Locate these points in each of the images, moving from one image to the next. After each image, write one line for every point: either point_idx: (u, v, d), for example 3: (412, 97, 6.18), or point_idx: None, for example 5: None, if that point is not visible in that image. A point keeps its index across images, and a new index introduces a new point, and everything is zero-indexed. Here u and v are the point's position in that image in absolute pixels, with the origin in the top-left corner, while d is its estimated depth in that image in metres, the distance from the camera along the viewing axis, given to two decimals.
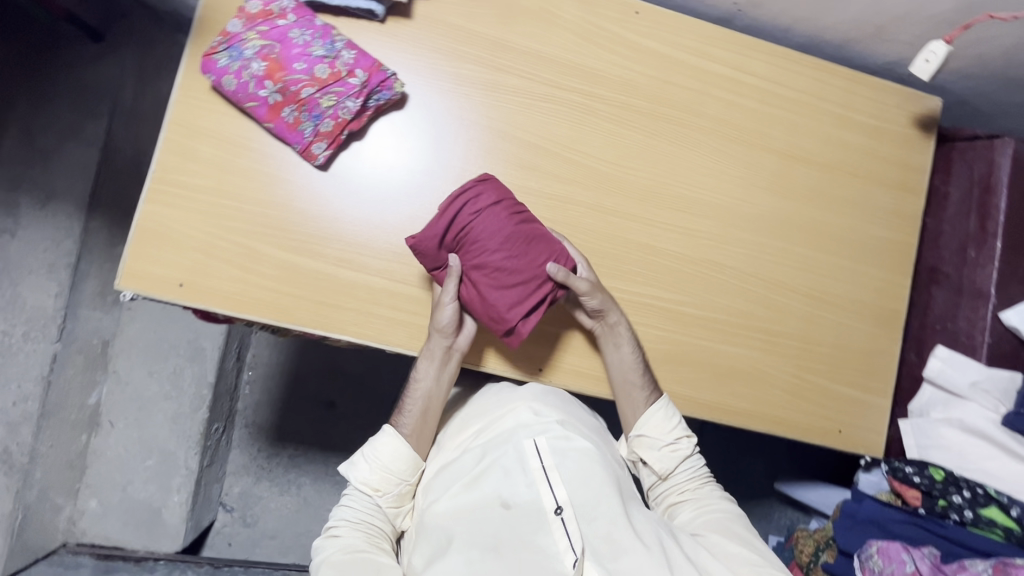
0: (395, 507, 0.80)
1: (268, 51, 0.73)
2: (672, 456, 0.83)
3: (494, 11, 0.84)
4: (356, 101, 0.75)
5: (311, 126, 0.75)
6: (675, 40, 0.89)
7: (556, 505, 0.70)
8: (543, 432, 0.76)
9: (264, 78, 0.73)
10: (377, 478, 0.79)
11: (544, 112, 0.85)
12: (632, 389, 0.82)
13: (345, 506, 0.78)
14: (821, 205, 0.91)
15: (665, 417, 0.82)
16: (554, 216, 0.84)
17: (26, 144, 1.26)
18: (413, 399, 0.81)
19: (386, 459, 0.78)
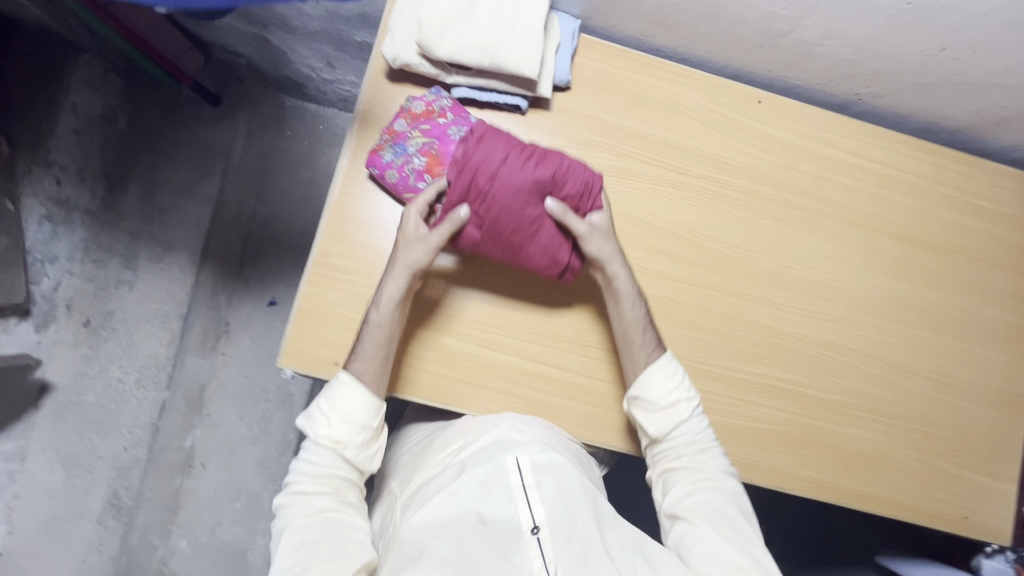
0: (361, 454, 0.76)
1: (429, 148, 0.78)
2: (668, 419, 0.80)
3: (626, 103, 0.88)
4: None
5: None
6: (797, 129, 0.92)
7: (533, 525, 0.67)
8: (526, 450, 0.74)
9: (424, 173, 0.78)
10: (338, 431, 0.74)
11: (672, 198, 0.88)
12: (635, 344, 0.81)
13: (305, 458, 0.75)
14: (941, 290, 0.92)
15: (667, 374, 0.80)
16: (682, 299, 0.87)
17: (146, 202, 1.33)
18: (369, 338, 0.76)
19: (343, 407, 0.74)
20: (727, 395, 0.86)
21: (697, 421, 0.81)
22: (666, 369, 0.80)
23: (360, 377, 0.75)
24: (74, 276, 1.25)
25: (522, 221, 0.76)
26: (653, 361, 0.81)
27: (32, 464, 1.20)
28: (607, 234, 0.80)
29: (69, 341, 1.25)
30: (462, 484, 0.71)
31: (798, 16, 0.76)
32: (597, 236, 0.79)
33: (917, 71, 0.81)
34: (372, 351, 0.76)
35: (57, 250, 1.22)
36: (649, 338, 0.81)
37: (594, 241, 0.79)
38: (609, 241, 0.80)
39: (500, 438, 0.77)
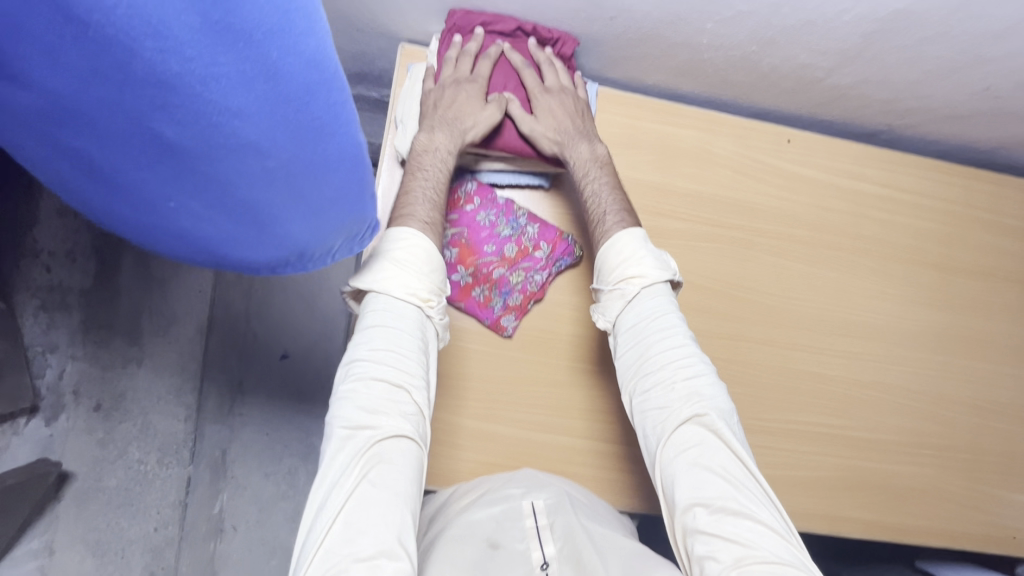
0: (440, 325, 0.67)
1: (459, 238, 0.79)
2: (620, 305, 0.70)
3: (654, 156, 0.84)
4: (544, 274, 0.80)
5: (501, 302, 0.80)
6: (828, 165, 0.89)
7: (543, 561, 0.63)
8: (541, 494, 0.71)
9: (457, 265, 0.79)
10: (428, 287, 0.65)
11: (709, 253, 0.85)
12: (598, 218, 0.74)
13: (383, 319, 0.62)
14: (977, 315, 0.92)
15: (621, 248, 0.70)
16: (728, 357, 0.85)
17: (142, 272, 1.23)
18: (427, 181, 0.69)
19: (423, 266, 0.64)
20: (783, 448, 0.85)
21: (652, 303, 0.69)
22: (628, 243, 0.70)
23: (417, 226, 0.66)
24: (78, 359, 1.12)
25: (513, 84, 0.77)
26: (626, 231, 0.71)
27: (61, 556, 1.03)
28: (561, 114, 0.76)
29: (82, 428, 1.11)
30: (472, 515, 0.68)
31: (836, 66, 0.74)
32: (551, 102, 0.76)
33: (952, 107, 0.80)
34: (431, 199, 0.69)
35: (56, 339, 1.09)
36: (621, 209, 0.73)
37: (542, 121, 0.75)
38: (559, 118, 0.75)
39: (517, 484, 0.74)
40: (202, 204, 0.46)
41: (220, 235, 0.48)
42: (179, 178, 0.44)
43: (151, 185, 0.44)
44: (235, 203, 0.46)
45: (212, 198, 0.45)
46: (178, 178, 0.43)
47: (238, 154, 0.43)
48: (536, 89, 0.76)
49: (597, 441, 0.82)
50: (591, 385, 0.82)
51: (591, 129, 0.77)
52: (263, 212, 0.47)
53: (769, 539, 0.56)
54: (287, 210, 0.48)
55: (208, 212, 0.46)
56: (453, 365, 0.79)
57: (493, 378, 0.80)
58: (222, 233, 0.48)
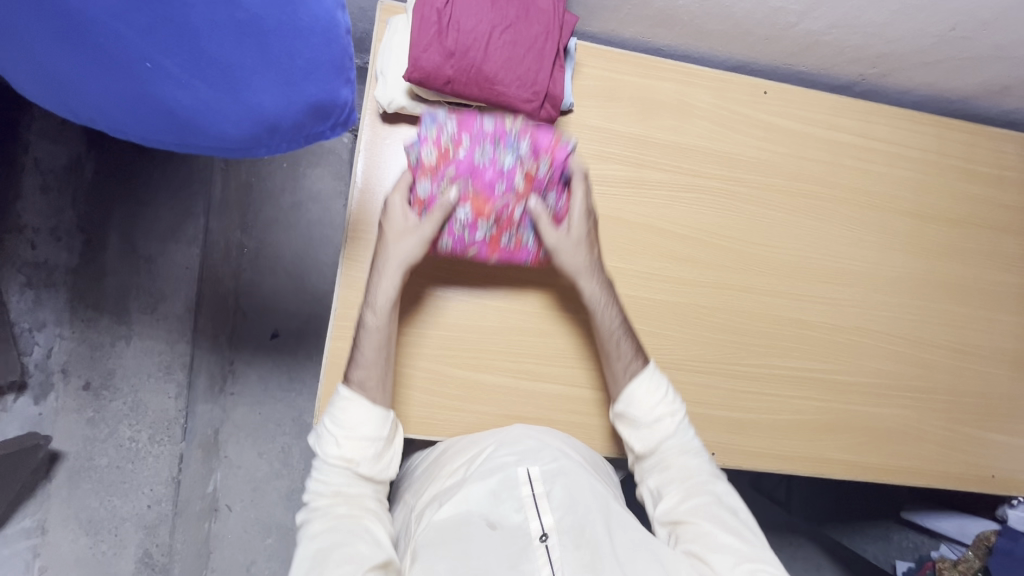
0: (377, 468, 0.71)
1: (466, 191, 0.72)
2: (653, 434, 0.77)
3: (634, 108, 0.85)
4: (556, 194, 0.75)
5: (531, 237, 0.76)
6: (804, 115, 0.90)
7: (541, 532, 0.65)
8: (537, 460, 0.72)
9: (476, 220, 0.73)
10: (352, 448, 0.70)
11: (690, 203, 0.87)
12: (614, 359, 0.78)
13: (317, 481, 0.70)
14: (952, 260, 0.94)
15: (652, 388, 0.77)
16: (711, 304, 0.86)
17: (128, 249, 1.22)
18: (368, 340, 0.73)
19: (347, 420, 0.70)
20: (766, 393, 0.87)
21: (681, 432, 0.78)
22: (652, 383, 0.77)
23: (363, 391, 0.71)
24: (65, 339, 1.13)
25: (505, 27, 0.70)
26: (637, 381, 0.77)
27: (53, 535, 1.07)
28: (583, 244, 0.76)
29: (72, 408, 1.13)
30: (471, 489, 0.69)
31: (808, 9, 0.75)
32: (564, 241, 0.75)
33: (922, 51, 0.82)
34: (375, 357, 0.73)
35: (43, 316, 1.11)
36: (633, 350, 0.79)
37: (564, 251, 0.75)
38: (581, 253, 0.76)
39: (510, 442, 0.74)
40: (177, 65, 0.52)
41: (199, 103, 0.54)
42: (154, 33, 0.50)
43: (132, 46, 0.50)
44: (212, 63, 0.53)
45: (187, 55, 0.52)
46: (154, 30, 0.50)
47: (213, 3, 0.50)
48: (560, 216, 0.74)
49: (584, 388, 0.83)
50: (578, 334, 0.84)
51: (598, 259, 0.78)
52: (237, 74, 0.54)
53: (759, 540, 0.70)
54: (260, 73, 0.54)
55: (183, 73, 0.53)
56: (439, 317, 0.80)
57: (479, 330, 0.81)
58: (198, 99, 0.54)
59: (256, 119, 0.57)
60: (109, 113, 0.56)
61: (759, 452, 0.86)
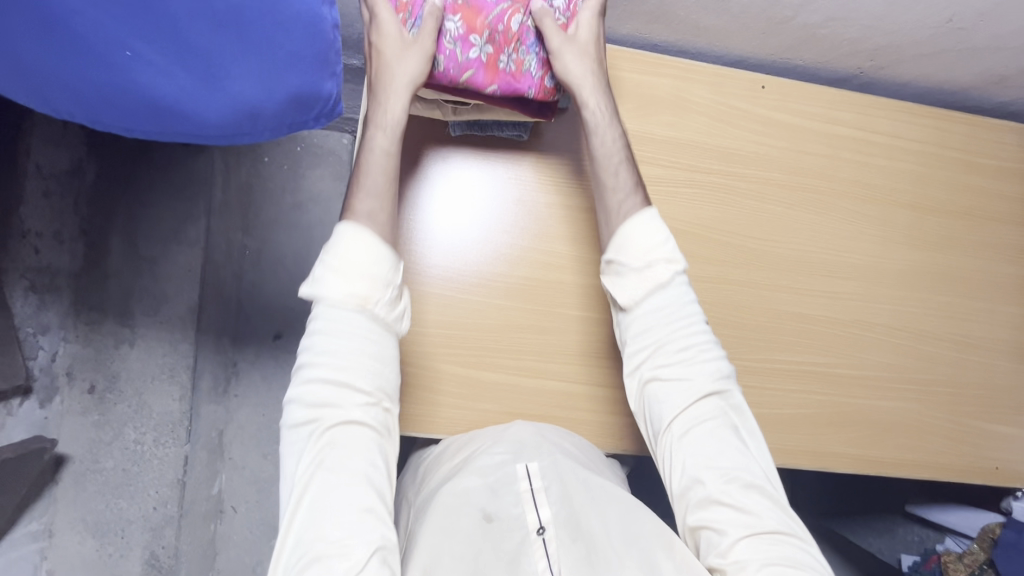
0: (392, 314, 0.66)
1: (456, 3, 0.70)
2: (642, 286, 0.72)
3: (631, 104, 0.85)
4: (560, 2, 0.74)
5: (533, 59, 0.73)
6: (802, 109, 0.90)
7: (539, 525, 0.66)
8: (537, 456, 0.72)
9: (469, 34, 0.70)
10: (367, 288, 0.64)
11: (689, 198, 0.87)
12: (614, 191, 0.74)
13: (322, 326, 0.63)
14: (953, 252, 0.94)
15: (649, 229, 0.72)
16: (710, 299, 0.86)
17: (131, 253, 1.23)
18: (372, 164, 0.68)
19: (359, 258, 0.64)
20: (767, 387, 0.87)
21: (675, 292, 0.72)
22: (648, 223, 0.72)
23: (368, 220, 0.66)
24: (70, 342, 1.15)
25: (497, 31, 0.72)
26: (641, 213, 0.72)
27: (60, 537, 1.10)
28: (583, 53, 0.73)
29: (77, 411, 1.15)
30: (468, 481, 0.70)
31: (804, 3, 0.75)
32: (567, 49, 0.72)
33: (919, 43, 0.81)
34: (379, 188, 0.68)
35: (48, 320, 1.13)
36: (635, 186, 0.74)
37: (569, 53, 0.72)
38: (586, 58, 0.73)
39: (509, 441, 0.74)
40: (156, 51, 0.55)
41: (179, 91, 0.57)
42: (132, 18, 0.53)
43: (109, 32, 0.52)
44: (191, 49, 0.56)
45: (166, 42, 0.55)
46: (133, 16, 0.53)
47: None
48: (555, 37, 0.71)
49: (586, 384, 0.83)
50: (579, 331, 0.84)
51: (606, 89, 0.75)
52: (216, 61, 0.57)
53: (774, 512, 0.65)
54: (239, 62, 0.57)
55: (163, 60, 0.55)
56: (440, 315, 0.81)
57: (480, 327, 0.82)
58: (178, 88, 0.57)
59: (235, 106, 0.59)
60: (77, 101, 0.56)
61: None
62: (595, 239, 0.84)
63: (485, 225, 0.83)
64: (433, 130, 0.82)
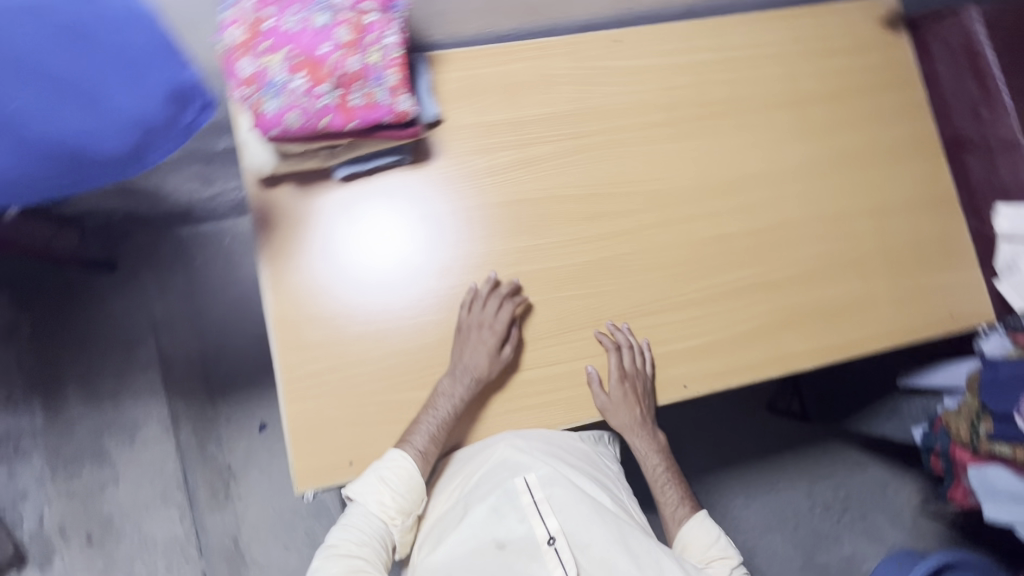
0: (402, 534, 0.80)
1: (295, 60, 0.65)
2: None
3: (500, 97, 0.89)
4: (392, 31, 0.70)
5: (382, 89, 0.70)
6: (658, 49, 0.94)
7: (549, 536, 0.72)
8: (529, 469, 0.79)
9: (315, 85, 0.66)
10: (395, 504, 0.78)
11: (584, 163, 0.91)
12: (664, 503, 0.87)
13: (355, 521, 0.76)
14: (841, 133, 0.98)
15: (704, 530, 0.84)
16: (633, 248, 0.90)
17: (87, 394, 1.25)
18: (434, 419, 0.80)
19: (398, 479, 0.77)
20: (714, 312, 0.90)
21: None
22: (705, 524, 0.85)
23: (412, 451, 0.78)
24: (52, 502, 1.21)
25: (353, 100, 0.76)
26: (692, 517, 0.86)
27: None
28: (634, 414, 0.85)
29: (81, 562, 1.20)
30: (475, 516, 0.75)
31: None
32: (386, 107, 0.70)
33: None
34: (431, 434, 0.79)
35: (25, 484, 1.21)
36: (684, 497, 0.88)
37: (616, 415, 0.85)
38: (633, 417, 0.85)
39: (500, 463, 0.80)
40: (41, 97, 0.53)
41: (75, 128, 0.56)
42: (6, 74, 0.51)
43: None
44: (61, 82, 0.53)
45: (41, 85, 0.53)
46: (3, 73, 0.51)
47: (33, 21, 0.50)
48: (615, 381, 0.84)
49: (543, 365, 0.86)
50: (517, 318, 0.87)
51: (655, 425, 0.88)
52: (86, 86, 0.54)
53: None
54: (111, 79, 0.54)
55: (52, 104, 0.54)
56: (384, 347, 0.83)
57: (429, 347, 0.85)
58: (75, 127, 0.56)
59: (125, 121, 0.57)
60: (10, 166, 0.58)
61: (726, 369, 0.89)
62: (503, 229, 0.88)
63: (424, 258, 0.86)
64: (316, 180, 0.83)
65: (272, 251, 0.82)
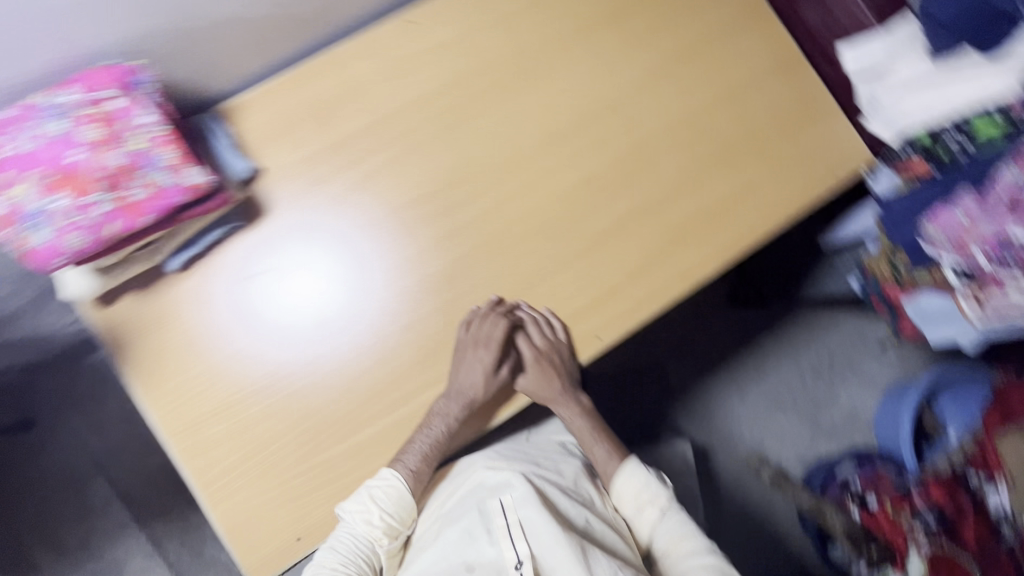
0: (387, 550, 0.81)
1: (51, 182, 0.63)
2: (643, 523, 0.87)
3: (312, 124, 0.84)
4: (144, 111, 0.67)
5: (160, 173, 0.66)
6: (455, 15, 0.89)
7: (517, 561, 0.70)
8: (509, 493, 0.79)
9: (81, 199, 0.63)
10: (385, 522, 0.78)
11: (423, 159, 0.87)
12: (596, 459, 0.94)
13: (346, 540, 0.76)
14: (668, 32, 0.95)
15: (634, 478, 0.90)
16: (502, 224, 0.87)
17: (60, 555, 1.24)
18: (428, 437, 0.80)
19: (391, 497, 0.77)
20: (601, 256, 0.88)
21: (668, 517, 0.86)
22: (633, 471, 0.90)
23: (405, 470, 0.79)
24: None
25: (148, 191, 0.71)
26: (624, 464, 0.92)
27: None
28: (555, 387, 0.88)
29: None
30: (448, 541, 0.75)
31: None
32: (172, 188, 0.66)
33: None
34: (424, 453, 0.80)
35: None
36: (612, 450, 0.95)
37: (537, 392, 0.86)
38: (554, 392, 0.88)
39: (484, 488, 0.82)
40: None
41: None
42: None
43: None
44: None
45: None
46: None
47: None
48: (528, 360, 0.85)
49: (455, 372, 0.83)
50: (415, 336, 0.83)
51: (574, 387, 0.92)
52: None
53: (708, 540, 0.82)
54: None
55: None
56: (287, 418, 0.80)
57: (331, 400, 0.81)
58: None
59: None
60: None
61: (633, 307, 0.87)
62: (382, 240, 0.84)
63: (323, 304, 0.82)
64: (153, 281, 0.79)
65: (136, 363, 0.78)
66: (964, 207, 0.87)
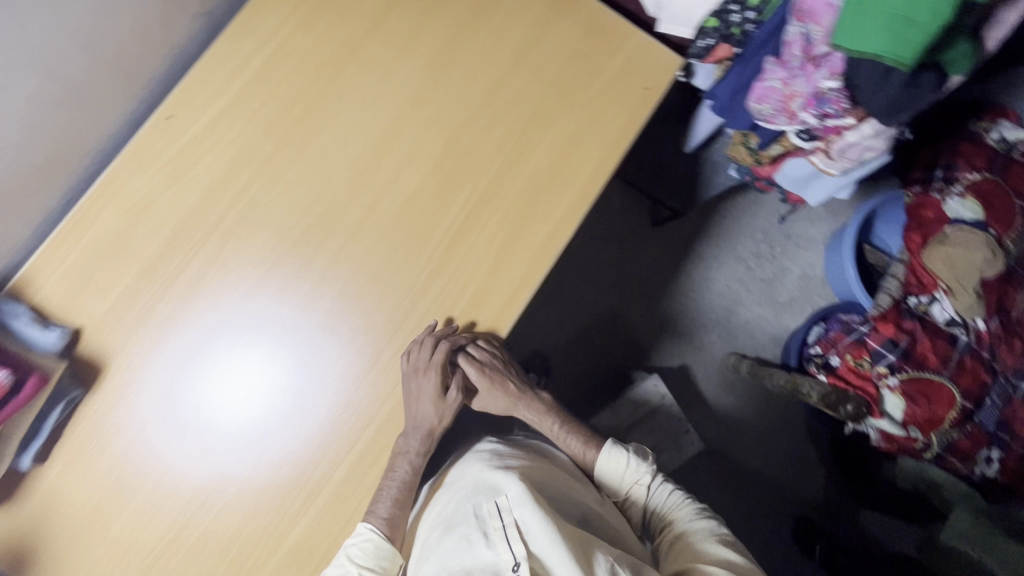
0: None
1: None
2: (636, 499, 0.90)
3: (112, 261, 0.81)
4: None
5: None
6: (209, 95, 0.85)
7: (515, 562, 0.67)
8: (506, 493, 0.76)
9: None
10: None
11: (240, 247, 0.83)
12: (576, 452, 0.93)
13: None
14: (429, 20, 0.91)
15: (620, 467, 0.89)
16: (345, 277, 0.84)
17: None
18: (394, 477, 0.81)
19: (367, 551, 0.77)
20: (456, 264, 0.85)
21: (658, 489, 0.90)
22: (617, 461, 0.90)
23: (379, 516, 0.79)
24: None
25: None
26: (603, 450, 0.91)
27: None
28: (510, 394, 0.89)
29: None
30: (447, 550, 0.74)
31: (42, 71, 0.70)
32: None
33: None
34: (395, 497, 0.80)
35: None
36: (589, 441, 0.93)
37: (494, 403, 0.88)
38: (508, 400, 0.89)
39: (485, 488, 0.80)
40: None
41: None
42: None
43: None
44: None
45: None
46: None
47: None
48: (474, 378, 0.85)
49: (357, 440, 0.81)
50: (305, 421, 0.81)
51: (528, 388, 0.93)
52: None
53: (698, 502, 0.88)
54: None
55: None
56: (209, 556, 0.78)
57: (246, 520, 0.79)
58: None
59: None
60: None
61: (505, 303, 0.84)
62: (241, 340, 0.82)
63: (213, 425, 0.80)
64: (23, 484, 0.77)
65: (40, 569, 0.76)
66: (773, 76, 0.85)
